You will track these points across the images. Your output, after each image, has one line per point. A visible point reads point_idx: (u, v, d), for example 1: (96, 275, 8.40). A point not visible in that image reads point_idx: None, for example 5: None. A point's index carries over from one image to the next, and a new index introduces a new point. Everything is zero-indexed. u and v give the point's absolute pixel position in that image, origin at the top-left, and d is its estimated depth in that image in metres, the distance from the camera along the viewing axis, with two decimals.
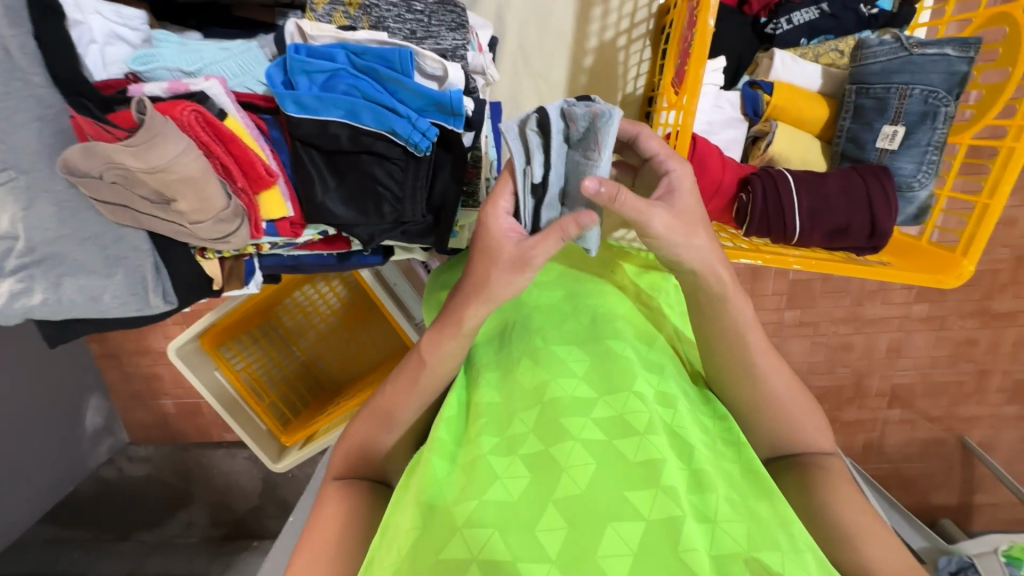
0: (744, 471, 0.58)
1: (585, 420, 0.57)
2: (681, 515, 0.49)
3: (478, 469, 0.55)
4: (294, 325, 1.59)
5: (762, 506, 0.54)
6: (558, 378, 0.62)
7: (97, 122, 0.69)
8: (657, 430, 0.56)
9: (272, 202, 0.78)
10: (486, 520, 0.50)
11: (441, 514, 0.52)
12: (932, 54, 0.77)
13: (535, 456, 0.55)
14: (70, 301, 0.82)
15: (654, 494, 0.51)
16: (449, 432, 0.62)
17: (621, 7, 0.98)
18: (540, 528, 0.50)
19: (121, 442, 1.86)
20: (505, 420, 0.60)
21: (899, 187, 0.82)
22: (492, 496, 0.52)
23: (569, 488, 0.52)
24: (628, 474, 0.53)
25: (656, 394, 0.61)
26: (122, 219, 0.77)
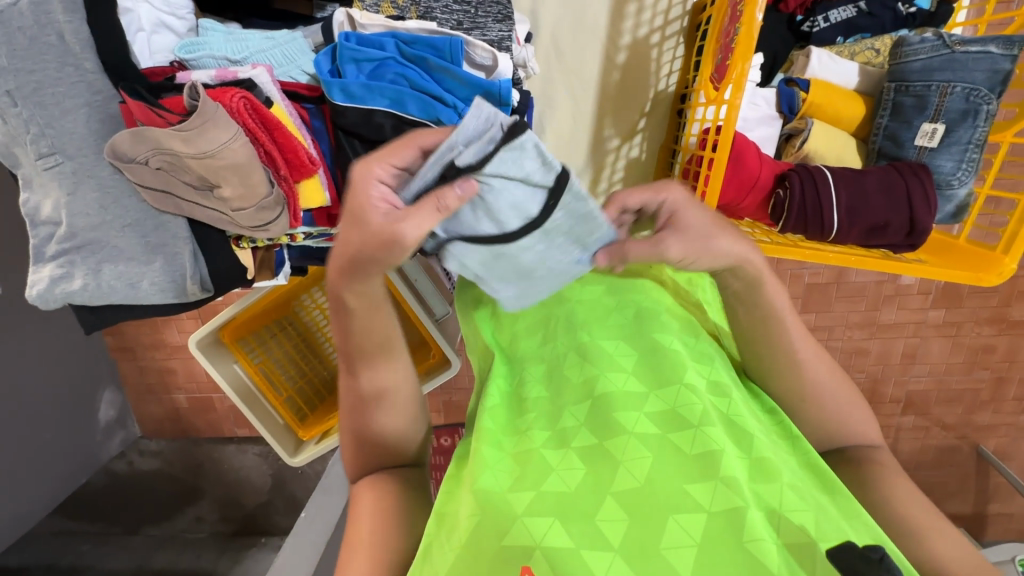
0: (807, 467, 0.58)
1: (639, 414, 0.58)
2: (745, 504, 0.49)
3: (533, 461, 0.55)
4: (313, 322, 1.61)
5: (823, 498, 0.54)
6: (608, 372, 0.62)
7: (149, 107, 0.69)
8: (713, 421, 0.56)
9: (311, 190, 0.79)
10: (544, 509, 0.50)
11: (498, 502, 0.52)
12: (974, 52, 0.77)
13: (590, 447, 0.55)
14: (108, 287, 0.82)
15: (714, 485, 0.51)
16: (496, 422, 0.62)
17: (655, 5, 0.99)
18: (600, 518, 0.50)
19: (133, 435, 1.89)
20: (555, 412, 0.60)
21: (937, 185, 0.83)
22: (549, 486, 0.52)
23: (627, 480, 0.52)
24: (686, 466, 0.53)
25: (708, 386, 0.61)
26: (164, 205, 0.78)
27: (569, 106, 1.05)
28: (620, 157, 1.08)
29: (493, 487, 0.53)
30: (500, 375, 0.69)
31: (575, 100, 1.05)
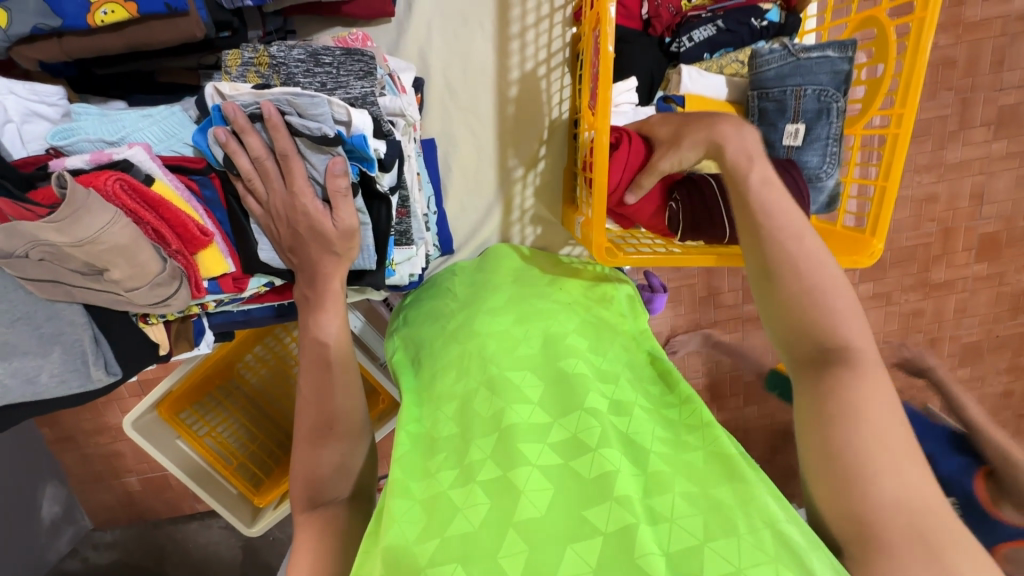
0: (708, 458, 0.59)
1: (542, 445, 0.59)
2: (635, 519, 0.50)
3: (440, 507, 0.56)
4: (258, 381, 1.55)
5: (720, 492, 0.55)
6: (513, 406, 0.64)
7: (14, 201, 0.67)
8: (610, 442, 0.58)
9: (211, 259, 0.79)
10: (447, 556, 0.51)
11: (403, 552, 0.52)
12: (816, 57, 0.86)
13: (494, 484, 0.56)
14: (4, 386, 0.78)
15: (609, 506, 0.52)
16: (413, 465, 0.64)
17: (536, 40, 1.04)
18: (500, 554, 0.50)
19: (84, 528, 1.77)
20: (462, 450, 0.61)
21: (809, 178, 0.88)
22: (453, 531, 0.53)
23: (528, 511, 0.53)
24: (585, 492, 0.54)
25: (609, 406, 0.63)
26: (53, 294, 0.75)
27: (471, 141, 1.08)
28: (526, 184, 1.12)
29: (399, 539, 0.53)
30: (410, 419, 0.71)
31: (476, 135, 1.08)
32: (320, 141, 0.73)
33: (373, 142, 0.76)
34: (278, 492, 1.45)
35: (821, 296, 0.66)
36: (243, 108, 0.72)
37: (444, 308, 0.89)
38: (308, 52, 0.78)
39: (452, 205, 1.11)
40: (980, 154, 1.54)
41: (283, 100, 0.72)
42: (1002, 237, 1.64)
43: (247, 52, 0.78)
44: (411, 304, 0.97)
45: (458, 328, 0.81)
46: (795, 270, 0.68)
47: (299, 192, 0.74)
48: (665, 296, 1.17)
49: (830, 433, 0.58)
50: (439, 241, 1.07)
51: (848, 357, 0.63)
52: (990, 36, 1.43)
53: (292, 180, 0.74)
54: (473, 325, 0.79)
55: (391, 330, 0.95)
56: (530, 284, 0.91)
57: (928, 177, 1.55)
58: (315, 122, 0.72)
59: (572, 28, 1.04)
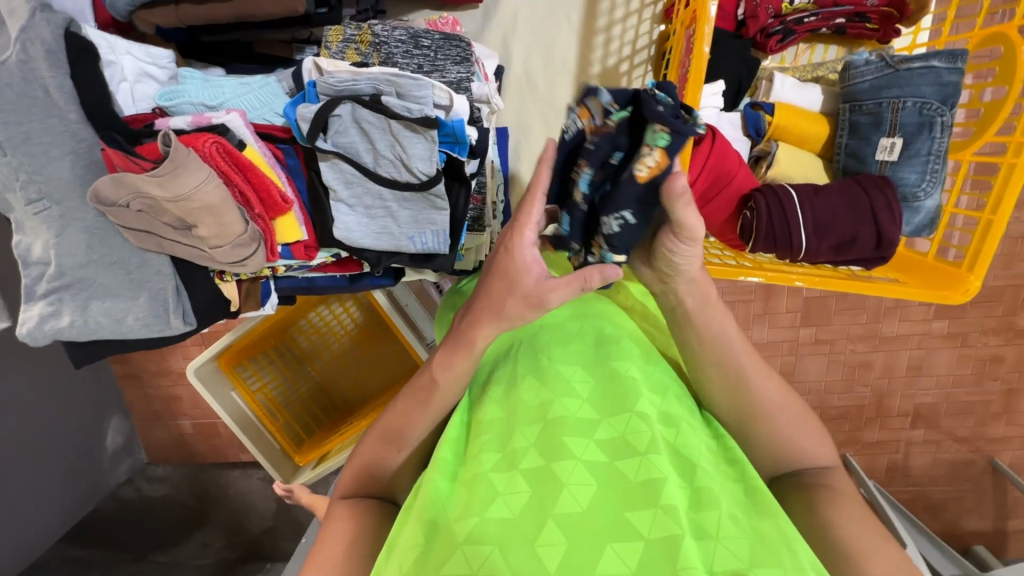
0: (745, 492, 0.58)
1: (587, 439, 0.59)
2: (680, 532, 0.50)
3: (480, 486, 0.56)
4: (307, 345, 1.62)
5: (766, 526, 0.53)
6: (562, 397, 0.63)
7: (126, 154, 0.73)
8: (658, 449, 0.57)
9: (287, 226, 0.82)
10: (486, 537, 0.51)
11: (445, 532, 0.53)
12: (919, 68, 0.80)
13: (536, 472, 0.56)
14: (95, 323, 0.85)
15: (654, 513, 0.52)
16: (452, 453, 0.64)
17: (622, 35, 1.02)
18: (539, 544, 0.51)
19: (140, 461, 1.92)
20: (506, 436, 0.61)
21: (903, 197, 0.82)
22: (494, 513, 0.53)
23: (568, 503, 0.53)
24: (628, 493, 0.54)
25: (660, 415, 0.62)
26: (146, 244, 0.81)
27: (544, 133, 1.07)
28: None
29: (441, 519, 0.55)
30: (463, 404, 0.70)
31: (550, 128, 1.07)
32: (419, 120, 0.74)
33: (468, 128, 0.80)
34: (317, 454, 1.51)
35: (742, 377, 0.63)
36: (339, 84, 0.75)
37: None
38: (409, 34, 0.81)
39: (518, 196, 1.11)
40: None
41: (383, 80, 0.75)
42: None
43: (350, 29, 0.81)
44: None
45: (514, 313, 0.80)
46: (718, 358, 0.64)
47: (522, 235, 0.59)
48: None
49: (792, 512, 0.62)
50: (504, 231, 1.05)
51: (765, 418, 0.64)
52: None
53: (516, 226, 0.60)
54: None
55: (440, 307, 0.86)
56: None
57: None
58: (417, 103, 0.75)
59: (661, 25, 1.01)
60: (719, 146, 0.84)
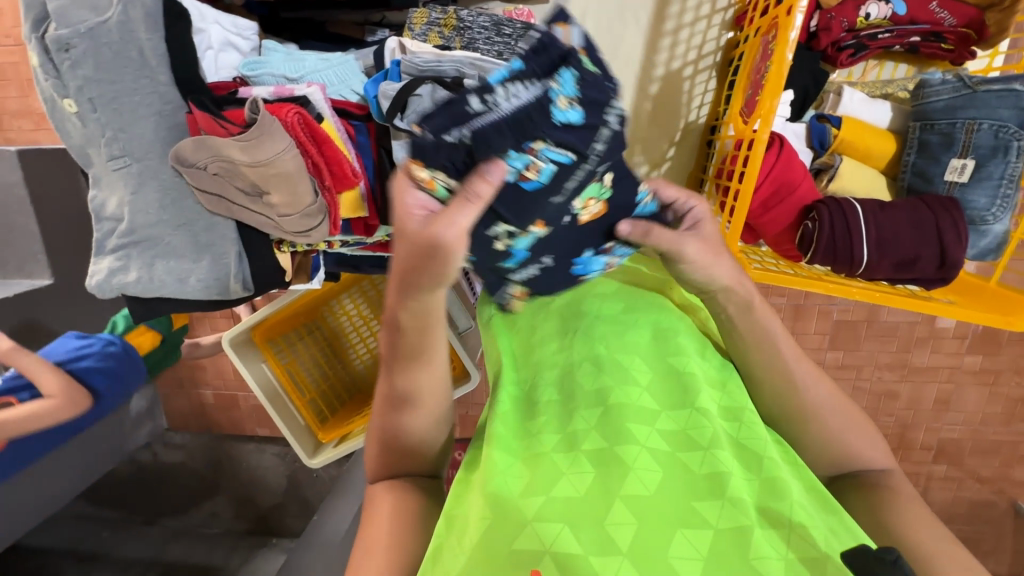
0: (808, 489, 0.58)
1: (651, 429, 0.60)
2: (749, 524, 0.51)
3: (544, 464, 0.57)
4: (339, 326, 1.68)
5: (832, 523, 0.55)
6: (624, 386, 0.64)
7: (213, 117, 0.75)
8: (721, 443, 0.58)
9: (351, 201, 0.83)
10: (554, 515, 0.52)
11: (510, 506, 0.54)
12: (998, 90, 0.79)
13: (600, 455, 0.57)
14: (159, 281, 0.88)
15: (722, 503, 0.53)
16: (506, 429, 0.64)
17: (690, 39, 1.02)
18: (608, 522, 0.52)
19: (160, 428, 1.91)
20: (566, 417, 0.63)
21: (970, 220, 0.83)
22: (560, 492, 0.54)
23: (636, 487, 0.54)
24: (694, 482, 0.55)
25: (720, 409, 0.63)
26: (216, 207, 0.84)
27: None
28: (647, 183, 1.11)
29: (503, 489, 0.55)
30: (510, 382, 0.72)
31: None
32: None
33: None
34: (340, 433, 1.53)
35: (796, 384, 0.66)
36: (421, 63, 0.77)
37: None
38: (492, 21, 0.82)
39: None
40: None
41: (465, 63, 0.77)
42: None
43: (435, 14, 0.85)
44: None
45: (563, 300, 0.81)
46: (773, 363, 0.66)
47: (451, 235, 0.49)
48: None
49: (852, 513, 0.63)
50: None
51: (819, 419, 0.65)
52: None
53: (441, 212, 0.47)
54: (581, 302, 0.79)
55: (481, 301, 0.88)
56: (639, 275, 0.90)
57: None
58: None
59: (729, 32, 1.01)
60: (785, 155, 0.84)
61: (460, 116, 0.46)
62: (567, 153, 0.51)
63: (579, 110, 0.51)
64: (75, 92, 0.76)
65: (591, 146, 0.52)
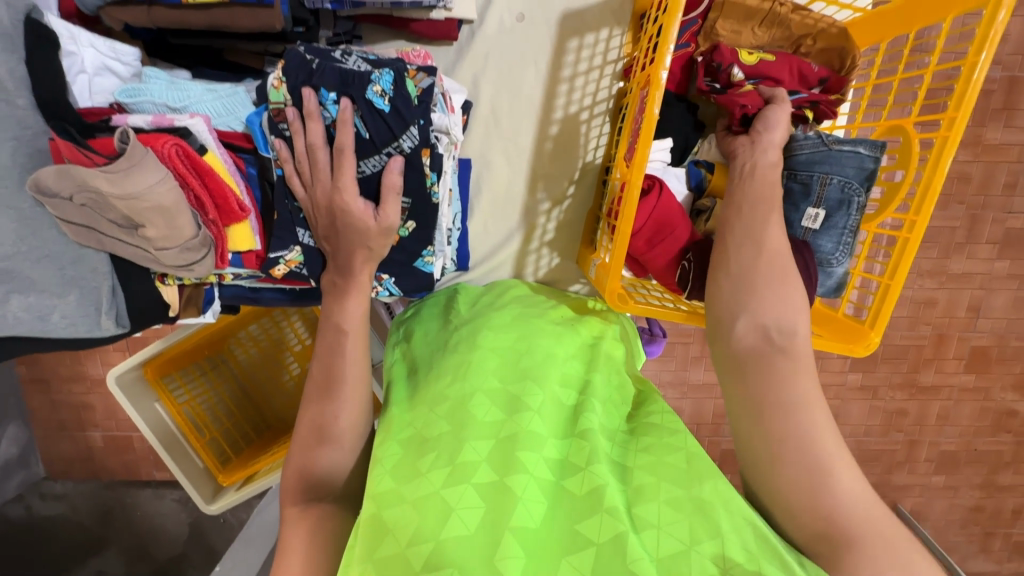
0: (687, 461, 0.65)
1: (538, 456, 0.65)
2: (626, 529, 0.56)
3: (434, 505, 0.60)
4: (246, 360, 1.59)
5: (703, 488, 0.61)
6: (515, 417, 0.70)
7: (77, 146, 0.71)
8: (598, 460, 0.64)
9: (240, 234, 0.81)
10: (443, 562, 0.54)
11: (399, 560, 0.56)
12: (847, 151, 0.89)
13: (488, 488, 0.61)
14: (14, 318, 0.80)
15: (601, 516, 0.57)
16: (390, 477, 0.66)
17: (585, 86, 1.10)
18: (497, 557, 0.54)
19: (36, 476, 1.75)
20: (455, 450, 0.66)
21: (820, 261, 0.92)
22: (447, 535, 0.57)
23: (525, 517, 0.58)
24: (578, 505, 0.60)
25: (600, 428, 0.71)
26: (86, 240, 0.78)
27: (505, 169, 1.13)
28: (549, 219, 1.16)
29: (395, 548, 0.57)
30: (395, 428, 0.75)
31: (512, 164, 1.12)
32: (372, 144, 0.75)
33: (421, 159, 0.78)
34: (244, 474, 1.45)
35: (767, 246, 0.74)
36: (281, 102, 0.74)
37: (449, 319, 0.94)
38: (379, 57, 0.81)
39: (476, 224, 1.14)
40: (983, 269, 1.59)
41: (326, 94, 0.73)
42: (993, 352, 1.68)
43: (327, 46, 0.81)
44: (412, 318, 0.99)
45: (459, 331, 0.89)
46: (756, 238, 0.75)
47: (345, 185, 0.75)
48: (662, 345, 1.17)
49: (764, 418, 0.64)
50: (457, 256, 1.06)
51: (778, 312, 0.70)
52: (1006, 159, 1.50)
53: (341, 169, 0.75)
54: (474, 338, 0.86)
55: (391, 342, 0.98)
56: (533, 305, 0.98)
57: (930, 282, 1.60)
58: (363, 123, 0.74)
59: (619, 82, 1.10)
60: (664, 198, 0.93)
61: (323, 53, 0.75)
62: (364, 132, 0.75)
63: (387, 103, 0.74)
64: None
65: (382, 135, 0.75)
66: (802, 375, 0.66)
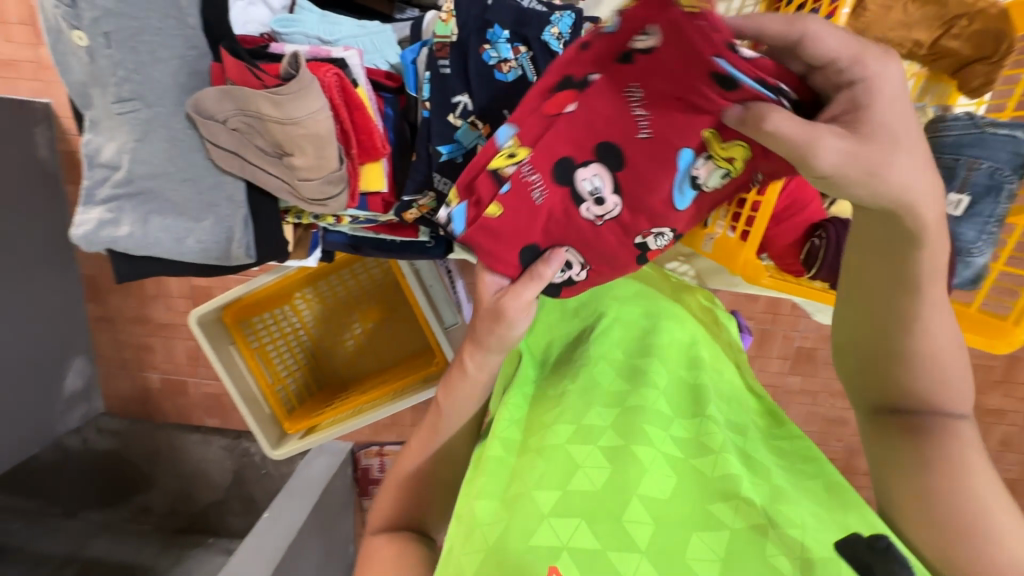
0: (828, 488, 0.59)
1: (665, 433, 0.62)
2: (766, 521, 0.51)
3: (560, 457, 0.58)
4: (310, 316, 1.58)
5: (849, 516, 0.54)
6: (640, 391, 0.68)
7: (247, 68, 0.72)
8: (730, 449, 0.60)
9: (372, 174, 0.81)
10: (570, 510, 0.52)
11: (522, 499, 0.54)
12: (1003, 135, 0.82)
13: (613, 449, 0.59)
14: (153, 238, 0.83)
15: (737, 502, 0.52)
16: (512, 432, 0.66)
17: None
18: (625, 518, 0.51)
19: (94, 410, 1.81)
20: (579, 412, 0.64)
21: (961, 250, 0.87)
22: (576, 487, 0.54)
23: (652, 488, 0.54)
24: (708, 485, 0.56)
25: (727, 422, 0.66)
26: (229, 165, 0.79)
27: None
28: None
29: (521, 488, 0.56)
30: (526, 383, 0.75)
31: None
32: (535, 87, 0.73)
33: None
34: (307, 424, 1.47)
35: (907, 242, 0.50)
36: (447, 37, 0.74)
37: None
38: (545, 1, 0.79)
39: None
40: None
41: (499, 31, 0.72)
42: None
43: None
44: None
45: (575, 302, 0.87)
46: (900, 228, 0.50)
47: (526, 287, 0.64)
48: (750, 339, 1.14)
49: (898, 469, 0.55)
50: None
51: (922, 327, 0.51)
52: None
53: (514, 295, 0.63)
54: (596, 307, 0.85)
55: None
56: (653, 286, 0.94)
57: None
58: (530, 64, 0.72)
59: None
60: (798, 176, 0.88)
61: None
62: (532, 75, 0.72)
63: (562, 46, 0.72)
64: (89, 24, 0.71)
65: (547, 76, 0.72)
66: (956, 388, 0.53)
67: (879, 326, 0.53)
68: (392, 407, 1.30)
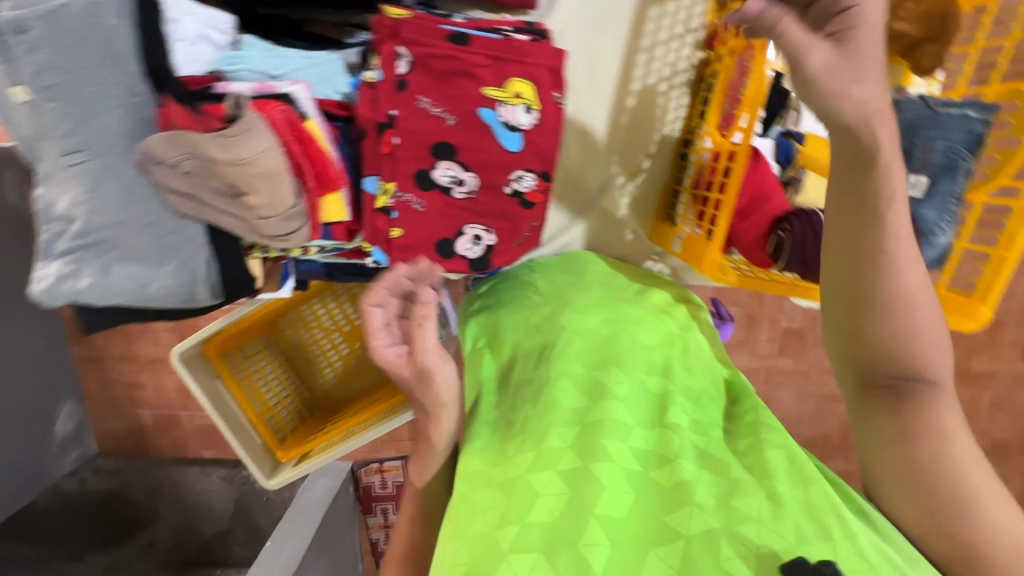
0: (788, 460, 0.62)
1: (625, 446, 0.63)
2: (718, 526, 0.53)
3: (521, 488, 0.59)
4: (296, 341, 1.59)
5: (812, 494, 0.57)
6: (601, 405, 0.68)
7: (190, 112, 0.74)
8: (686, 454, 0.62)
9: (332, 205, 0.81)
10: (529, 545, 0.54)
11: (487, 541, 0.55)
12: (955, 113, 0.85)
13: (573, 473, 0.60)
14: (117, 287, 0.80)
15: (691, 510, 0.55)
16: (479, 464, 0.66)
17: (665, 57, 1.07)
18: (582, 543, 0.52)
19: (89, 452, 1.77)
20: (539, 436, 0.65)
21: (922, 231, 0.89)
22: (534, 518, 0.56)
23: (608, 505, 0.56)
24: (666, 497, 0.58)
25: (689, 422, 0.68)
26: (185, 209, 0.76)
27: (580, 143, 1.10)
28: (623, 193, 1.14)
29: (484, 527, 0.57)
30: (490, 409, 0.75)
31: (586, 138, 1.10)
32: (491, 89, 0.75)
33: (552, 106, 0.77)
34: (301, 451, 1.44)
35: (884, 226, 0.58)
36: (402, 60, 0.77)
37: (528, 296, 0.93)
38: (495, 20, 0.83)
39: None
40: None
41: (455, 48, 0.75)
42: None
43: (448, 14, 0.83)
44: (489, 293, 0.99)
45: (540, 317, 0.88)
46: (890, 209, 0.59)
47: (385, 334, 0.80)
48: (733, 326, 1.16)
49: (908, 448, 0.58)
50: None
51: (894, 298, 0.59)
52: None
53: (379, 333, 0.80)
54: (557, 319, 0.85)
55: (469, 317, 0.96)
56: (617, 292, 0.95)
57: None
58: None
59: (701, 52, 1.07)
60: (760, 169, 0.93)
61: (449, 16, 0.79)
62: None
63: None
64: (30, 78, 0.71)
65: None
66: (926, 340, 0.60)
67: (862, 297, 0.60)
68: (380, 427, 1.28)
